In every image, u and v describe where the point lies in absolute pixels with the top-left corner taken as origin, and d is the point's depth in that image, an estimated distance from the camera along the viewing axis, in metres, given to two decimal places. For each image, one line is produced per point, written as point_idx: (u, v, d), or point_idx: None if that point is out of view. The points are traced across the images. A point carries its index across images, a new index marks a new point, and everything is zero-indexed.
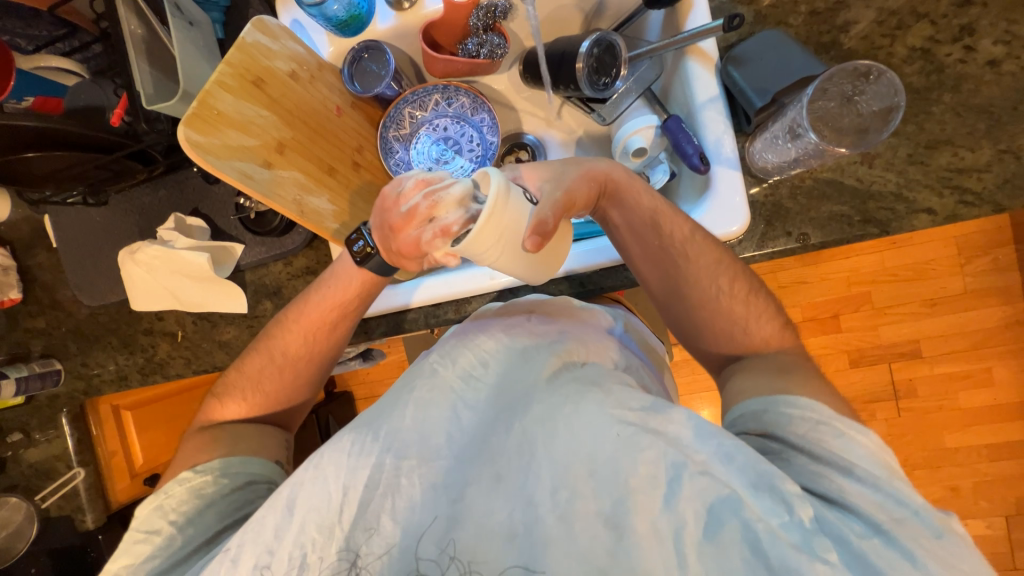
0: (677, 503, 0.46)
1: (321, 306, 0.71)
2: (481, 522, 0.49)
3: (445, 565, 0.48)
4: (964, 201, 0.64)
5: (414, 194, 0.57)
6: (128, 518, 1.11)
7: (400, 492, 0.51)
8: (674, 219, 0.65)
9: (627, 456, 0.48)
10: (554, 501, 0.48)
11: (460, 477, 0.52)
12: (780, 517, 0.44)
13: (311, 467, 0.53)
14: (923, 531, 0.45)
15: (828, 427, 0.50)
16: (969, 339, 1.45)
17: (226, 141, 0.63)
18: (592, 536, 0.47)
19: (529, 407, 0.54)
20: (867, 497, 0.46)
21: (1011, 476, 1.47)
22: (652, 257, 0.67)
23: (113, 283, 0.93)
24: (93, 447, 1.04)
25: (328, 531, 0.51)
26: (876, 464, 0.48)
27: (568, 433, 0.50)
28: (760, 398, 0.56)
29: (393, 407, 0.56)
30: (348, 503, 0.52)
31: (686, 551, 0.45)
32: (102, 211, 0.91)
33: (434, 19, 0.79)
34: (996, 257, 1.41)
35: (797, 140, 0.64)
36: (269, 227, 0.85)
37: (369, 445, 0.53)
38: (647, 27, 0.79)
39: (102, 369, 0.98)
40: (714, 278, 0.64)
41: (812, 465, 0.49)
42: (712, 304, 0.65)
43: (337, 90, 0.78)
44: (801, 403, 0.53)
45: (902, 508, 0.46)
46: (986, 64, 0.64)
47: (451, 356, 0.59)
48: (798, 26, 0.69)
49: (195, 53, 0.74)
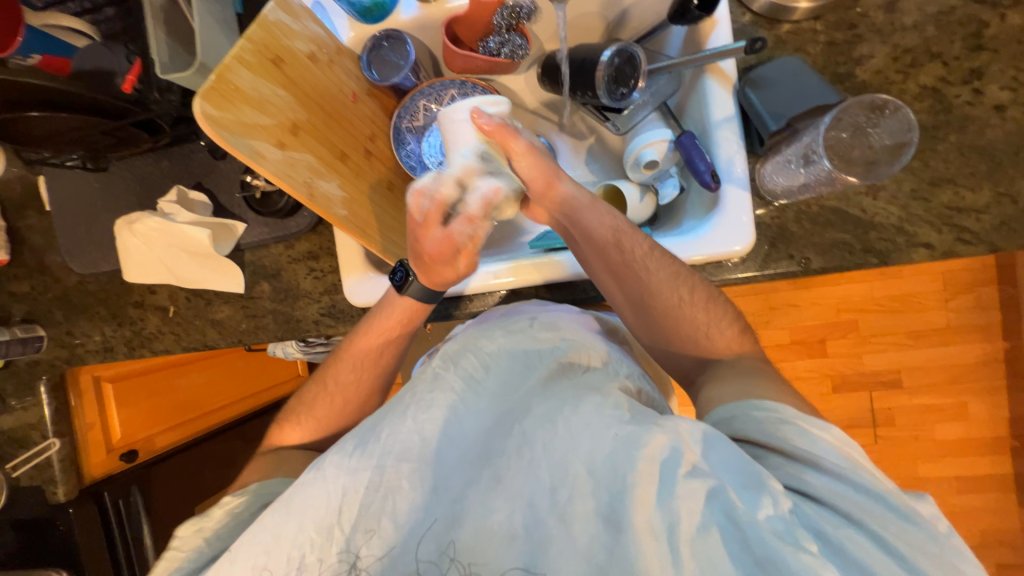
0: (673, 498, 0.46)
1: (369, 333, 0.76)
2: (482, 522, 0.50)
3: (445, 566, 0.50)
4: (960, 239, 0.66)
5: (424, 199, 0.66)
6: (101, 492, 1.05)
7: (401, 493, 0.52)
8: (632, 237, 0.68)
9: (625, 454, 0.48)
10: (552, 502, 0.49)
11: (462, 477, 0.54)
12: (764, 509, 0.44)
13: (314, 470, 0.55)
14: (890, 518, 0.45)
15: (793, 426, 0.52)
16: (948, 372, 1.49)
17: (241, 117, 0.61)
18: (591, 537, 0.47)
19: (529, 412, 0.56)
20: (837, 490, 0.47)
21: (978, 508, 1.52)
22: (614, 273, 0.68)
23: (105, 251, 0.91)
24: (70, 417, 1.01)
25: (328, 533, 0.52)
26: (840, 457, 0.49)
27: (567, 434, 0.52)
28: (725, 405, 0.58)
29: (393, 412, 0.58)
30: (347, 504, 0.53)
31: (679, 547, 0.45)
32: (101, 177, 0.89)
33: (458, 14, 0.79)
34: (979, 295, 1.45)
35: (810, 166, 0.65)
36: (274, 208, 0.84)
37: (374, 448, 0.54)
38: (667, 42, 0.80)
39: (86, 339, 0.96)
40: (674, 287, 0.67)
41: (787, 463, 0.50)
42: (674, 311, 0.67)
43: (354, 76, 0.78)
44: (767, 405, 0.54)
45: (866, 497, 0.46)
46: (992, 109, 0.66)
47: (455, 361, 0.62)
48: (816, 55, 0.70)
49: (213, 26, 0.72)
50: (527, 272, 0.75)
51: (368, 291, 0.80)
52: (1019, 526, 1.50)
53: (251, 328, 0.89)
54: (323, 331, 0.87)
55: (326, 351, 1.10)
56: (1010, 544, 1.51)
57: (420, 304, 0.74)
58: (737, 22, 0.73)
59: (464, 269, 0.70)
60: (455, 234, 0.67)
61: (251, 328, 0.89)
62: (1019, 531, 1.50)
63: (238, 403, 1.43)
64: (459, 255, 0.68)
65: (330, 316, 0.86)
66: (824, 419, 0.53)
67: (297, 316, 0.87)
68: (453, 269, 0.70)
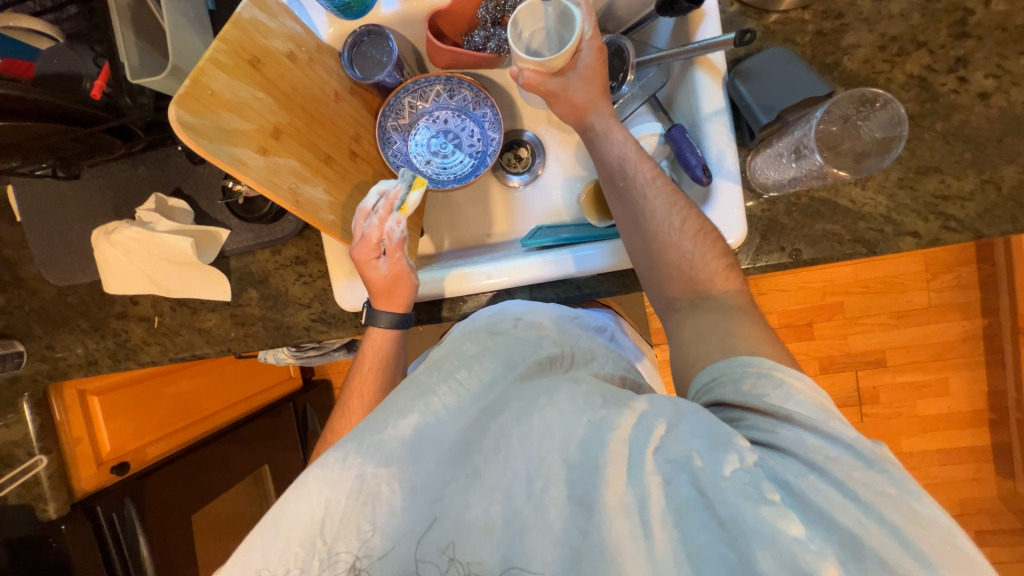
0: (642, 475, 0.42)
1: (363, 369, 0.77)
2: (458, 518, 0.44)
3: (445, 566, 0.43)
4: (946, 226, 0.67)
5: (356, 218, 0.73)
6: (93, 507, 1.02)
7: (381, 498, 0.46)
8: (638, 165, 0.67)
9: (596, 439, 0.44)
10: (528, 492, 0.44)
11: (439, 476, 0.47)
12: (730, 465, 0.41)
13: (299, 484, 0.47)
14: (855, 465, 0.41)
15: (767, 379, 0.49)
16: (930, 350, 1.54)
17: (221, 124, 0.58)
18: (566, 522, 0.43)
19: (508, 403, 0.50)
20: (804, 440, 0.43)
21: (958, 479, 1.58)
22: (616, 198, 0.68)
23: (82, 262, 0.88)
24: (56, 434, 0.99)
25: (311, 546, 0.45)
26: (809, 404, 0.46)
27: (542, 426, 0.46)
28: (708, 368, 0.54)
29: (376, 414, 0.51)
30: (330, 517, 0.45)
31: (650, 521, 0.41)
32: (73, 185, 0.85)
33: (441, 8, 0.76)
34: (959, 275, 1.49)
35: (801, 160, 0.66)
36: (258, 213, 0.82)
37: (353, 457, 0.47)
38: (655, 33, 0.78)
39: (68, 353, 0.93)
40: (666, 216, 0.64)
41: (762, 420, 0.46)
42: (663, 238, 0.63)
43: (336, 74, 0.75)
44: (744, 361, 0.52)
45: (835, 446, 0.43)
46: (976, 97, 0.67)
47: (440, 367, 0.55)
48: (804, 45, 0.70)
49: (185, 25, 0.69)
50: (518, 271, 0.76)
51: (353, 295, 0.79)
52: (997, 494, 1.56)
53: (239, 336, 0.87)
54: (314, 336, 0.85)
55: (319, 354, 1.09)
56: (989, 512, 1.57)
57: (393, 332, 0.78)
58: (725, 13, 0.72)
59: (388, 269, 0.73)
60: (378, 234, 0.71)
61: (241, 336, 0.87)
62: (997, 499, 1.56)
63: (231, 408, 1.41)
64: (384, 254, 0.73)
65: (320, 322, 0.85)
66: (799, 371, 0.51)
67: (287, 322, 0.85)
68: (377, 270, 0.73)
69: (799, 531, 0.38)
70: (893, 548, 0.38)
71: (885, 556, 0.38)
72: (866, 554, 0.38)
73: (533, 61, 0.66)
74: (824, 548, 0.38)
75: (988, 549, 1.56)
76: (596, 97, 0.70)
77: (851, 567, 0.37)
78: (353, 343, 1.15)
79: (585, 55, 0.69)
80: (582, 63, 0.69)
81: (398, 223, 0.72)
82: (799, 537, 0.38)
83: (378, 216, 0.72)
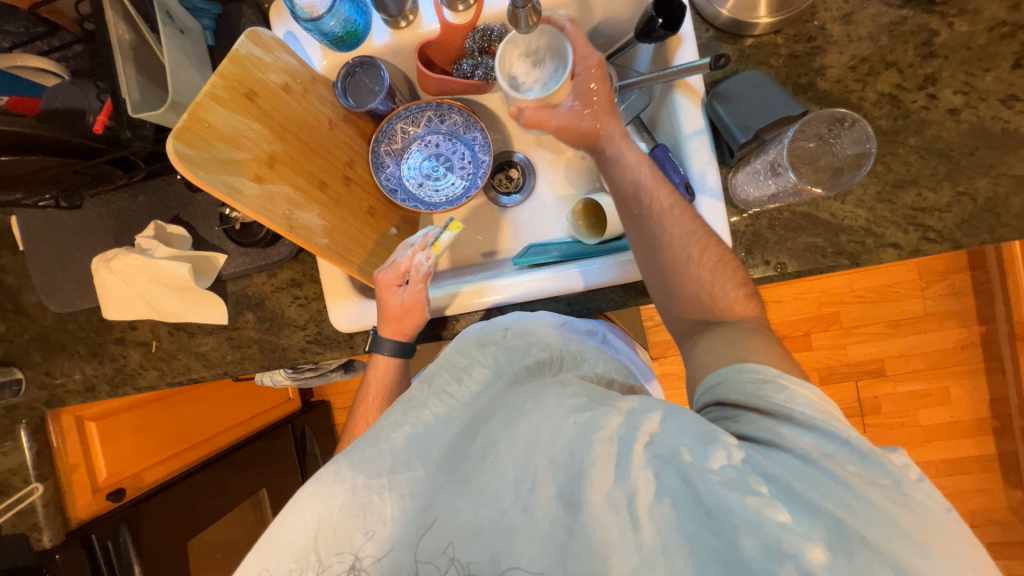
0: (630, 471, 0.42)
1: (365, 398, 0.79)
2: (448, 522, 0.44)
3: (445, 566, 0.43)
4: (926, 238, 0.69)
5: (402, 250, 0.78)
6: (89, 534, 1.00)
7: (372, 508, 0.45)
8: (656, 192, 0.65)
9: (582, 438, 0.45)
10: (516, 495, 0.44)
11: (428, 484, 0.46)
12: (717, 461, 0.42)
13: (293, 500, 0.47)
14: (850, 459, 0.42)
15: (772, 384, 0.49)
16: (928, 358, 1.53)
17: (216, 154, 0.61)
18: (552, 522, 0.42)
19: (493, 415, 0.50)
20: (802, 437, 0.44)
21: (966, 490, 1.55)
22: (633, 225, 0.67)
23: (82, 290, 0.89)
24: (53, 462, 0.99)
25: (305, 561, 0.45)
26: (814, 409, 0.46)
27: (529, 431, 0.47)
28: (714, 372, 0.55)
29: (371, 431, 0.51)
30: (324, 531, 0.45)
31: (639, 515, 0.41)
32: (74, 214, 0.88)
33: (430, 39, 0.79)
34: (953, 282, 1.50)
35: (778, 178, 0.67)
36: (254, 238, 0.84)
37: (346, 471, 0.47)
38: (636, 58, 0.81)
39: (66, 379, 0.94)
40: (685, 244, 0.63)
41: (762, 419, 0.47)
42: (680, 268, 0.63)
43: (330, 103, 0.78)
44: (751, 367, 0.52)
45: (831, 443, 0.43)
46: (946, 112, 0.69)
47: (429, 381, 0.55)
48: (778, 67, 0.73)
49: (184, 62, 0.73)
50: (516, 288, 0.77)
51: (357, 316, 0.80)
52: (1008, 504, 1.53)
53: (236, 358, 0.88)
54: (310, 358, 0.86)
55: (315, 375, 1.10)
56: (999, 523, 1.54)
57: (397, 362, 0.79)
58: (700, 38, 0.75)
59: (407, 298, 0.76)
60: (407, 264, 0.76)
61: (237, 359, 0.88)
62: (1007, 510, 1.53)
63: (230, 430, 1.41)
64: (407, 283, 0.77)
65: (316, 343, 0.85)
66: (806, 379, 0.50)
67: (283, 344, 0.87)
68: (397, 297, 0.75)
69: (785, 517, 0.39)
70: (879, 529, 0.38)
71: (871, 538, 0.38)
72: (852, 537, 0.38)
73: (533, 98, 0.67)
74: (809, 531, 0.38)
75: (1002, 563, 1.53)
76: (603, 119, 0.70)
77: (838, 551, 0.37)
78: (351, 364, 1.16)
79: (582, 78, 0.68)
80: (582, 87, 0.68)
81: (428, 257, 0.77)
82: (785, 522, 0.38)
83: (413, 249, 0.77)
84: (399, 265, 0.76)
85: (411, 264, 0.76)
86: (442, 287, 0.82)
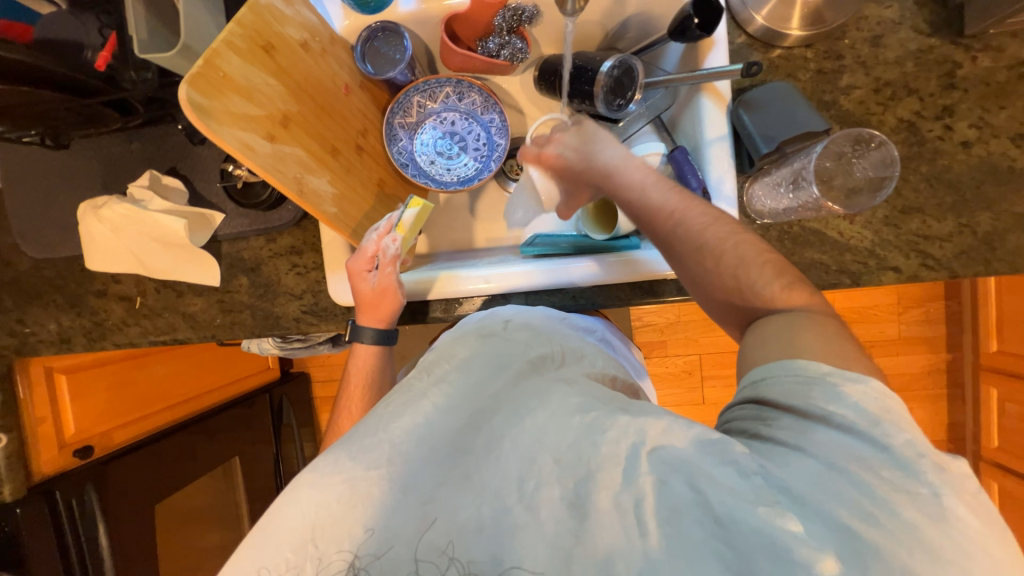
0: (637, 476, 0.43)
1: (351, 386, 0.79)
2: (451, 520, 0.43)
3: (444, 566, 0.42)
4: (925, 264, 0.71)
5: (365, 236, 0.74)
6: (53, 491, 0.97)
7: (370, 500, 0.44)
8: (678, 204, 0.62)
9: (588, 439, 0.45)
10: (520, 493, 0.44)
11: (431, 476, 0.46)
12: (726, 467, 0.42)
13: (289, 489, 0.46)
14: (887, 467, 0.40)
15: (819, 385, 0.44)
16: (898, 380, 1.60)
17: (229, 106, 0.58)
18: (558, 523, 0.42)
19: (498, 409, 0.51)
20: (836, 443, 0.41)
21: None
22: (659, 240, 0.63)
23: (64, 236, 0.85)
24: (17, 412, 0.94)
25: (304, 551, 0.43)
26: (863, 414, 0.42)
27: (534, 426, 0.48)
28: (757, 366, 0.50)
29: (370, 423, 0.50)
30: (320, 522, 0.44)
31: (646, 520, 0.41)
32: (61, 155, 0.82)
33: (458, 12, 0.77)
34: (928, 310, 1.56)
35: (798, 191, 0.70)
36: (257, 199, 0.80)
37: (344, 462, 0.46)
38: (664, 57, 0.80)
39: (39, 328, 0.90)
40: (717, 247, 0.58)
41: (796, 422, 0.44)
42: (711, 272, 0.58)
43: (347, 67, 0.75)
44: (802, 364, 0.46)
45: (867, 448, 0.40)
46: (959, 144, 0.71)
47: (430, 370, 0.56)
48: (805, 81, 0.73)
49: (197, 5, 0.68)
50: (508, 277, 0.76)
51: None
52: None
53: (226, 323, 0.85)
54: (303, 329, 0.84)
55: (303, 346, 1.08)
56: None
57: (377, 349, 0.78)
58: (732, 44, 0.75)
59: (378, 282, 0.73)
60: (374, 248, 0.72)
61: (227, 324, 0.85)
62: None
63: (207, 395, 1.38)
64: (377, 268, 0.73)
65: (312, 314, 0.83)
66: (863, 371, 0.45)
67: (276, 312, 0.84)
68: (367, 283, 0.73)
69: (797, 527, 0.39)
70: (902, 543, 0.37)
71: (884, 550, 0.37)
72: (865, 548, 0.38)
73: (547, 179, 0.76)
74: (822, 542, 0.38)
75: None
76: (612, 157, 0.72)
77: (850, 563, 0.37)
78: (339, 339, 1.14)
79: None
80: None
81: (395, 240, 0.73)
82: (798, 533, 0.39)
83: (377, 232, 0.73)
84: (364, 253, 0.72)
85: (375, 250, 0.72)
86: (427, 271, 0.79)
